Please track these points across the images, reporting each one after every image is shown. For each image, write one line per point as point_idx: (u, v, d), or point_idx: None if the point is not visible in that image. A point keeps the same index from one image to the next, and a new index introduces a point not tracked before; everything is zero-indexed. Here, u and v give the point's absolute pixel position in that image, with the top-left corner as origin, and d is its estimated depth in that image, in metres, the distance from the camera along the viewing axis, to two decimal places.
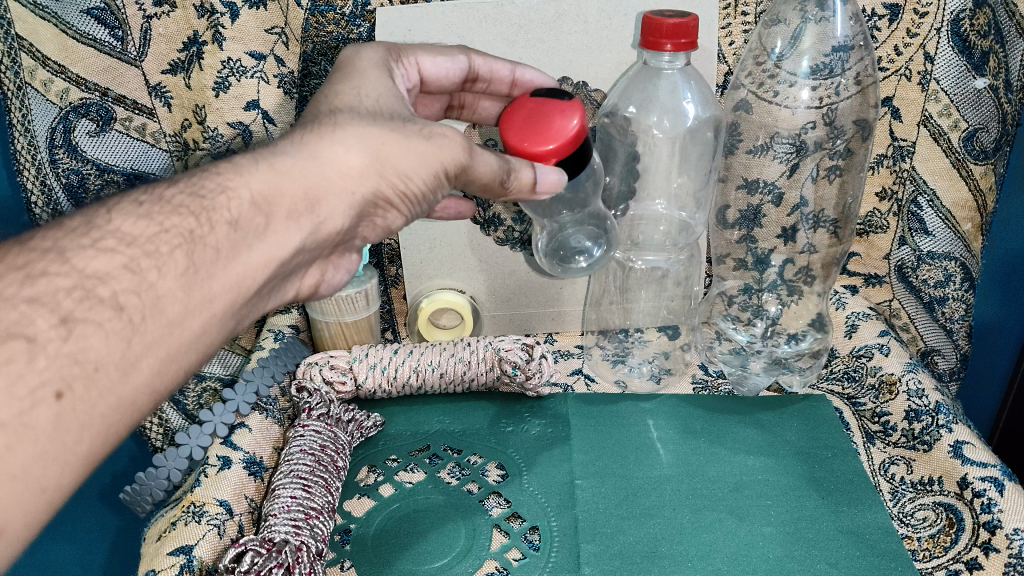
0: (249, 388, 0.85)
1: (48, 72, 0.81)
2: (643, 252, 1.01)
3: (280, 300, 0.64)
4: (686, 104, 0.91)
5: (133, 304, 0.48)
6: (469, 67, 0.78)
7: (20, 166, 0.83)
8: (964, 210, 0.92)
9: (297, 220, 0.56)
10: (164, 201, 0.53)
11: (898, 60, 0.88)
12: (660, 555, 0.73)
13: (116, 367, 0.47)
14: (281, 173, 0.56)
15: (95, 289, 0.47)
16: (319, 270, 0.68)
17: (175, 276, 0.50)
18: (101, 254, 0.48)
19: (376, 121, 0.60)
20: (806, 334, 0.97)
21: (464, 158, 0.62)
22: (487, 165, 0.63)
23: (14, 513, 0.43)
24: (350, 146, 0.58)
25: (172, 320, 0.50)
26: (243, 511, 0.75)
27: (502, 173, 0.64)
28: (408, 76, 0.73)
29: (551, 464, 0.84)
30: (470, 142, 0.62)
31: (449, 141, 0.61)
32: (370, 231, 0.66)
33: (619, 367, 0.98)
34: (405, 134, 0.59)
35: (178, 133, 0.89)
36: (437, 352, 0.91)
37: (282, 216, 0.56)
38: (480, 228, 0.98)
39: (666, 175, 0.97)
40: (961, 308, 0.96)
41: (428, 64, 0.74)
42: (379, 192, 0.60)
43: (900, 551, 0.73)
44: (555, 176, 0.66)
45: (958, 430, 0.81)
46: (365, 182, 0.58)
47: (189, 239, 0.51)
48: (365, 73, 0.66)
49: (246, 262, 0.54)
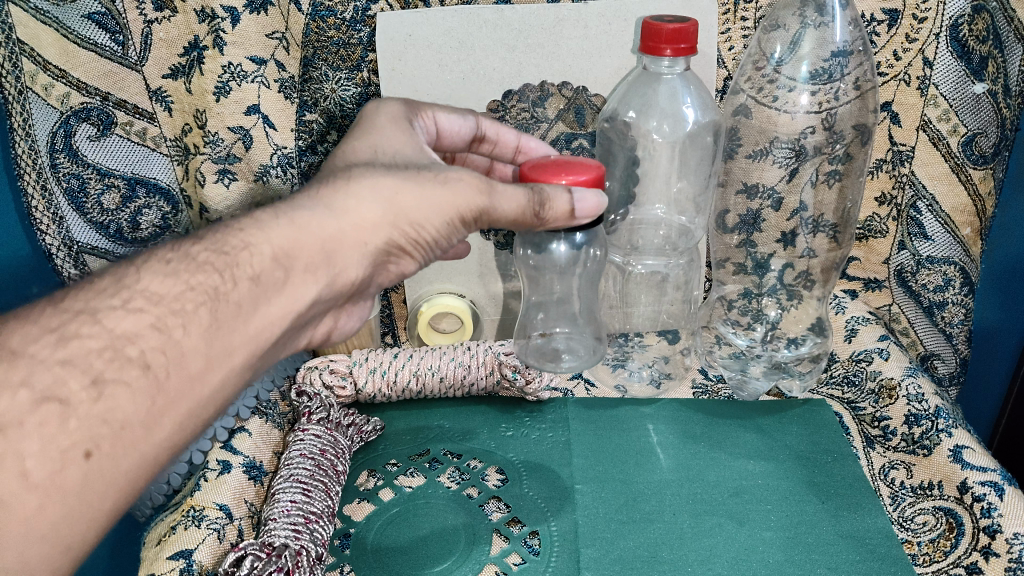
0: (249, 392, 0.85)
1: (49, 77, 0.81)
2: (643, 257, 1.02)
3: (291, 350, 0.64)
4: (686, 109, 0.91)
5: (159, 362, 0.49)
6: (479, 129, 0.76)
7: (20, 170, 0.83)
8: (963, 214, 0.93)
9: (314, 273, 0.57)
10: (189, 258, 0.54)
11: (898, 65, 0.88)
12: (660, 560, 0.73)
13: (141, 424, 0.48)
14: (299, 228, 0.57)
15: (124, 349, 0.49)
16: (331, 318, 0.68)
17: (199, 332, 0.51)
18: (129, 314, 0.50)
19: (390, 171, 0.60)
20: (806, 339, 0.97)
21: (486, 196, 0.61)
22: (514, 197, 0.62)
23: (40, 570, 0.45)
24: (364, 198, 0.58)
25: (193, 374, 0.51)
26: (244, 516, 0.75)
27: (533, 205, 0.62)
28: (425, 129, 0.71)
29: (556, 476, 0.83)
30: (490, 181, 0.61)
31: (464, 185, 0.61)
32: (386, 278, 0.66)
33: (619, 372, 0.99)
34: (420, 182, 0.60)
35: (178, 138, 0.88)
36: (437, 356, 0.91)
37: (301, 269, 0.56)
38: (481, 233, 0.98)
39: (666, 179, 0.98)
40: (960, 313, 0.97)
41: (444, 120, 0.72)
42: (392, 241, 0.60)
43: (900, 556, 0.73)
44: (596, 197, 0.64)
45: (958, 434, 0.81)
46: (378, 232, 0.59)
47: (213, 296, 0.53)
48: (382, 128, 0.66)
49: (265, 315, 0.55)
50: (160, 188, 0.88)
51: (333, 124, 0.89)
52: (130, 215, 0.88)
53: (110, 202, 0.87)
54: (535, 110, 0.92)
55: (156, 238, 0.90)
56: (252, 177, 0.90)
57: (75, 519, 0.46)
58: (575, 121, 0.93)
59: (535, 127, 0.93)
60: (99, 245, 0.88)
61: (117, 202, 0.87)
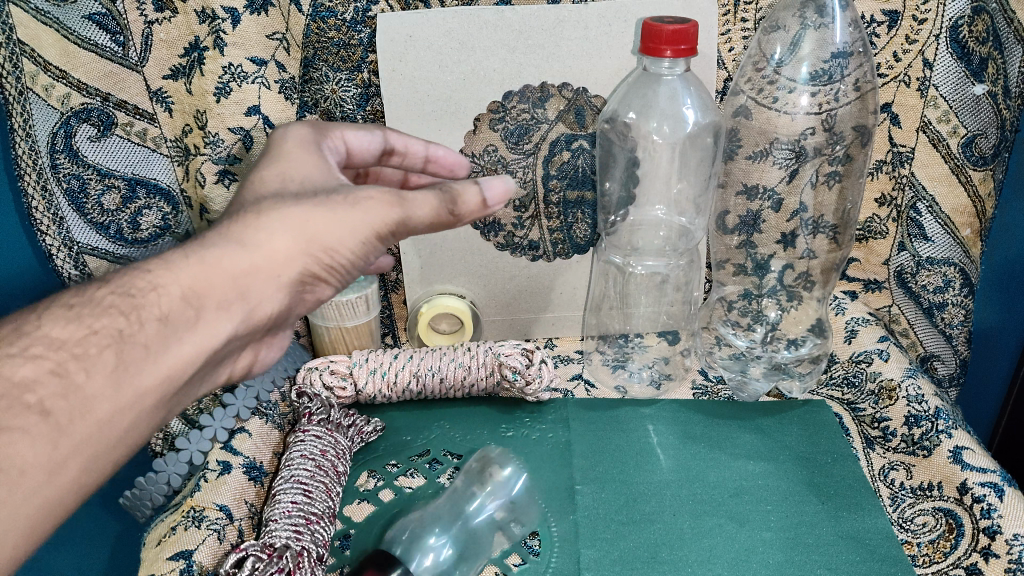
0: (250, 393, 0.85)
1: (49, 78, 0.80)
2: (643, 258, 1.04)
3: (207, 389, 0.61)
4: (686, 110, 0.92)
5: (58, 408, 0.47)
6: (388, 143, 0.69)
7: (20, 170, 0.81)
8: (963, 215, 0.93)
9: (227, 309, 0.54)
10: (93, 302, 0.51)
11: (898, 66, 0.88)
12: (660, 561, 0.73)
13: (42, 469, 0.46)
14: (208, 266, 0.53)
15: (21, 397, 0.46)
16: (250, 353, 0.64)
17: (103, 376, 0.49)
18: (28, 361, 0.47)
19: (297, 198, 0.55)
20: (806, 339, 0.98)
21: (399, 208, 0.56)
22: (426, 201, 0.57)
23: None
24: (273, 230, 0.54)
25: (99, 420, 0.48)
26: (244, 517, 0.75)
27: (448, 205, 0.57)
28: (333, 151, 0.65)
29: (506, 482, 0.82)
30: (399, 191, 0.56)
31: (374, 202, 0.55)
32: (307, 305, 0.62)
33: (619, 372, 0.99)
34: (329, 206, 0.55)
35: (179, 139, 0.88)
36: (437, 357, 0.91)
37: (213, 306, 0.53)
38: (480, 234, 0.98)
39: (666, 180, 0.99)
40: (960, 314, 0.96)
41: (353, 139, 0.66)
42: (306, 269, 0.56)
43: (900, 557, 0.74)
44: (505, 180, 0.59)
45: (958, 435, 0.81)
46: (292, 263, 0.55)
47: (118, 338, 0.49)
48: (287, 149, 0.61)
49: (175, 355, 0.52)
50: (160, 189, 0.88)
51: None
52: (130, 216, 0.87)
53: (110, 202, 0.86)
54: (535, 111, 0.91)
55: (156, 240, 0.90)
56: None
57: (36, 525, 0.47)
58: (575, 122, 0.92)
59: (535, 128, 0.92)
60: (99, 246, 0.87)
61: (116, 203, 0.86)
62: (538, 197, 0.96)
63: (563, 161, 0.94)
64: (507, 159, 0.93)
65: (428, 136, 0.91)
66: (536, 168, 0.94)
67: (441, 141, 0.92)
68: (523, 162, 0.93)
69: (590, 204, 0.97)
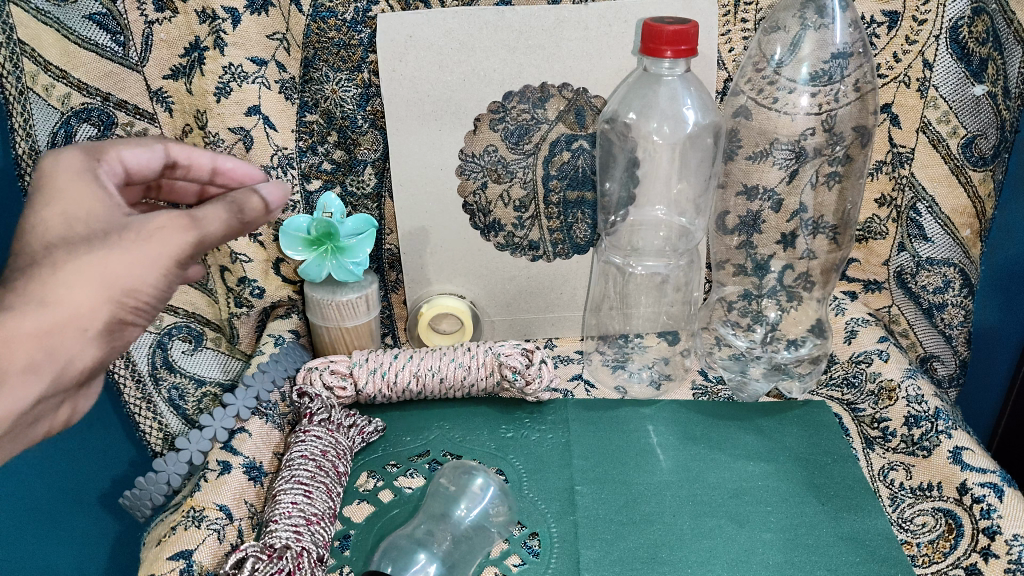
0: (250, 393, 0.85)
1: (50, 77, 0.80)
2: (643, 258, 1.03)
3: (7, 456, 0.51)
4: (686, 111, 0.92)
5: None
6: (171, 156, 0.61)
7: (20, 170, 0.81)
8: (963, 216, 0.93)
9: (35, 371, 0.47)
10: None
11: (898, 67, 0.88)
12: (660, 561, 0.74)
13: None
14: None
15: None
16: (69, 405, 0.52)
17: None
18: None
19: (88, 243, 0.48)
20: (806, 340, 0.98)
21: (194, 231, 0.50)
22: (218, 215, 0.52)
23: None
24: (72, 283, 0.47)
25: None
26: (243, 517, 0.76)
27: (237, 215, 0.53)
28: (111, 175, 0.56)
29: (477, 491, 0.78)
30: (187, 210, 0.51)
31: (168, 231, 0.50)
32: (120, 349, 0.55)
33: (619, 373, 0.98)
34: (123, 245, 0.48)
35: (179, 139, 0.88)
36: (437, 357, 0.91)
37: (16, 372, 0.46)
38: (481, 234, 0.98)
39: (666, 181, 0.98)
40: (960, 315, 0.96)
41: (129, 157, 0.57)
42: (118, 316, 0.49)
43: (900, 557, 0.74)
44: (279, 182, 0.56)
45: (958, 435, 0.81)
46: (99, 314, 0.48)
47: None
48: (56, 185, 0.50)
49: None
50: None
51: (333, 126, 0.90)
52: None
53: None
54: (535, 112, 0.91)
55: None
56: None
57: None
58: (575, 123, 0.92)
59: (536, 129, 0.92)
60: None
61: None
62: (538, 197, 0.96)
63: (564, 161, 0.94)
64: (507, 159, 0.93)
65: (428, 136, 0.91)
66: (536, 169, 0.94)
67: (441, 142, 0.92)
68: (522, 162, 0.93)
69: (590, 205, 0.97)
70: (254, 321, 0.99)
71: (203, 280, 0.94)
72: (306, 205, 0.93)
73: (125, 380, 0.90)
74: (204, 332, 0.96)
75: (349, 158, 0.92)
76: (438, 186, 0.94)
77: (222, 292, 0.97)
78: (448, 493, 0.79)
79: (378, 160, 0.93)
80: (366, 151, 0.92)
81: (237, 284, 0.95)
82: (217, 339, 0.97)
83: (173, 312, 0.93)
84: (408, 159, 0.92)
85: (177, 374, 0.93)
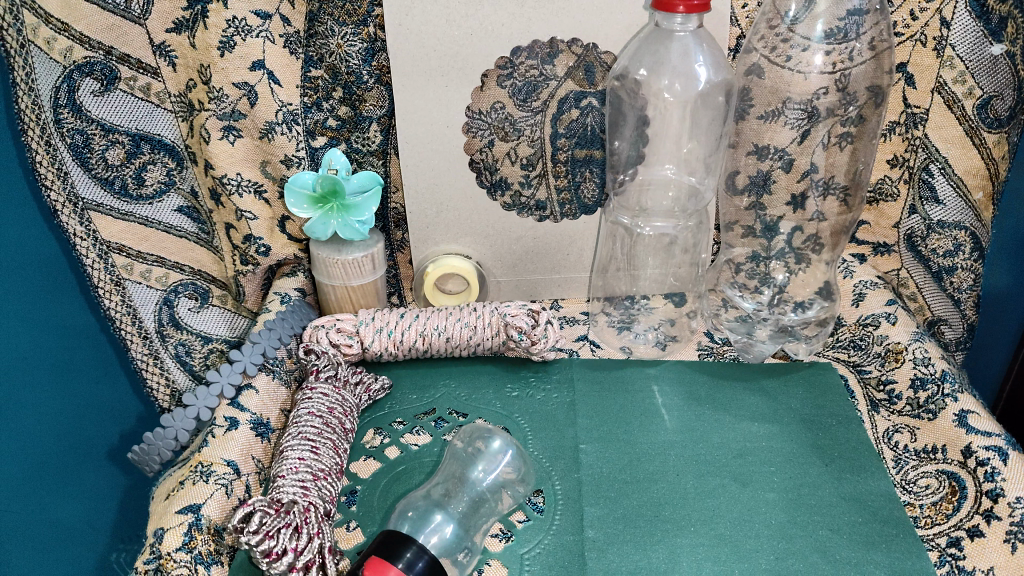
0: (256, 349, 0.84)
1: (51, 30, 0.77)
2: (652, 219, 1.02)
3: None
4: (697, 68, 0.90)
5: None
6: None
7: (23, 125, 0.78)
8: (975, 177, 0.91)
9: None
10: None
11: (914, 25, 0.86)
12: (662, 519, 0.74)
13: None
14: None
15: None
16: None
17: None
18: None
19: None
20: (813, 302, 0.97)
21: None
22: None
23: None
24: None
25: None
26: (250, 472, 0.77)
27: None
28: None
29: (495, 454, 0.76)
30: None
31: None
32: None
33: (624, 334, 0.98)
34: None
35: (184, 94, 0.87)
36: (443, 316, 0.91)
37: None
38: (488, 194, 0.97)
39: (677, 140, 0.97)
40: (969, 278, 0.96)
41: None
42: None
43: (903, 518, 0.74)
44: None
45: (963, 399, 0.81)
46: None
47: None
48: None
49: None
50: (164, 145, 0.88)
51: (338, 81, 0.89)
52: (135, 171, 0.87)
53: (115, 158, 0.85)
54: (544, 68, 0.89)
55: (162, 196, 0.90)
56: (257, 135, 0.88)
57: None
58: (584, 79, 0.90)
59: (544, 85, 0.90)
60: (104, 202, 0.86)
61: (121, 157, 0.86)
62: (546, 155, 0.95)
63: (573, 119, 0.93)
64: (514, 117, 0.92)
65: (434, 92, 0.90)
66: (544, 126, 0.93)
67: (447, 98, 0.90)
68: (530, 120, 0.92)
69: (598, 163, 0.96)
70: (259, 279, 0.99)
71: (209, 238, 0.95)
72: (310, 160, 0.93)
73: (131, 336, 0.89)
74: (210, 290, 0.96)
75: (354, 114, 0.91)
76: (444, 144, 0.93)
77: (228, 250, 0.96)
78: (464, 454, 0.78)
79: (384, 117, 0.92)
80: (372, 107, 0.91)
81: (242, 242, 0.94)
82: (223, 297, 0.98)
83: (179, 269, 0.93)
84: (414, 115, 0.91)
85: (183, 331, 0.93)
